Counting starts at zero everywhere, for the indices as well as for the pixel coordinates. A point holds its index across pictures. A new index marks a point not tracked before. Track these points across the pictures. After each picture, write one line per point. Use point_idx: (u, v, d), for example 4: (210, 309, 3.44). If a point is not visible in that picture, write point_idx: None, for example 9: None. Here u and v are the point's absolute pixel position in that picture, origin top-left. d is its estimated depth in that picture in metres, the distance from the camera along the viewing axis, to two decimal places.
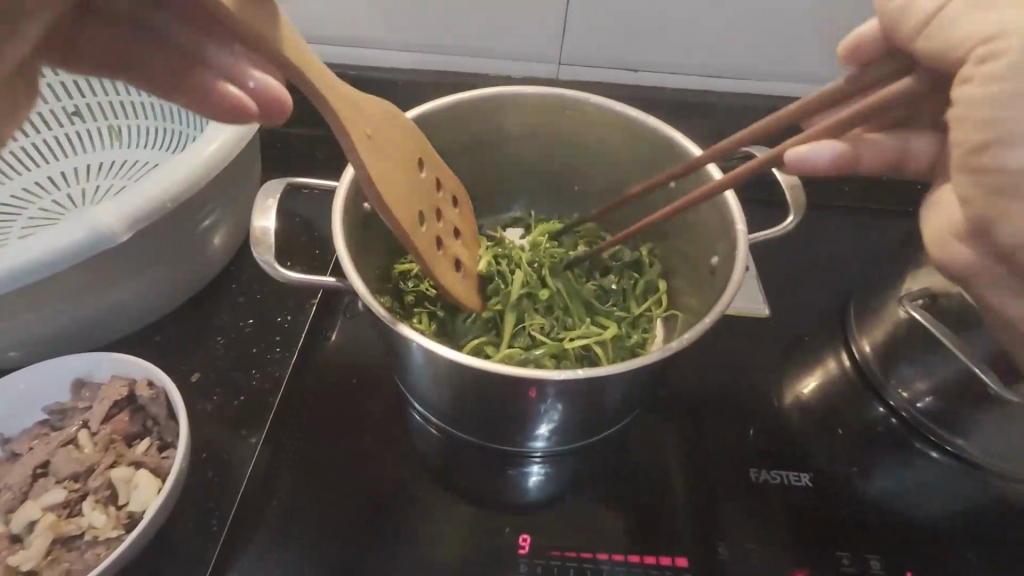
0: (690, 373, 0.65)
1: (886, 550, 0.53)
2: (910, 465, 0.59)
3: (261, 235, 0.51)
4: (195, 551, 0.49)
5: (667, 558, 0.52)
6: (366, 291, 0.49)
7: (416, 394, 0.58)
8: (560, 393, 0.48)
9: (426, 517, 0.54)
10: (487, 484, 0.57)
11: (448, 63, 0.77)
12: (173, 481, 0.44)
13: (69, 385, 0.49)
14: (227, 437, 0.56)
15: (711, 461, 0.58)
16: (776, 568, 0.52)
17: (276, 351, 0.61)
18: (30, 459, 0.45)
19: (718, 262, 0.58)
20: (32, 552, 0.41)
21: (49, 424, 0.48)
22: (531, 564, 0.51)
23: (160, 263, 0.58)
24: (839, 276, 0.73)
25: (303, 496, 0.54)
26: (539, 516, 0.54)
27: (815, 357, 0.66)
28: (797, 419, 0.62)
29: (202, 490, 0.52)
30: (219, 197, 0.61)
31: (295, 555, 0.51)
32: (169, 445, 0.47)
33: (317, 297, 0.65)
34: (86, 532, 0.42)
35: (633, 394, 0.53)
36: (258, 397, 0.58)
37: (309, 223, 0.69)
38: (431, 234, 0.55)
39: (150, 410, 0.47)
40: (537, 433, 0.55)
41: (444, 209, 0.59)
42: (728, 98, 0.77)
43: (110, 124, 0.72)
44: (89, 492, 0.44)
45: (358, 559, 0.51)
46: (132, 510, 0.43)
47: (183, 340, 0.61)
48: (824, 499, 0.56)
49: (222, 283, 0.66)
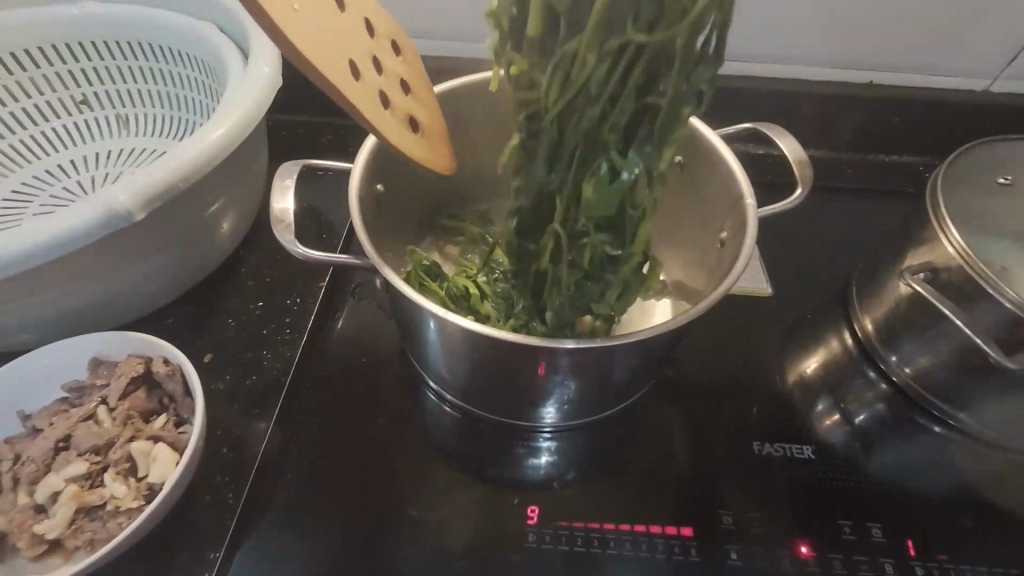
0: (694, 354, 0.66)
1: (889, 519, 0.54)
2: (912, 441, 0.60)
3: (280, 215, 0.52)
4: (210, 524, 0.50)
5: (672, 528, 0.53)
6: (383, 265, 0.50)
7: (429, 372, 0.59)
8: (572, 364, 0.49)
9: (437, 488, 0.55)
10: (497, 459, 0.58)
11: (450, 48, 0.77)
12: (191, 454, 0.45)
13: (87, 364, 0.51)
14: (239, 419, 0.56)
15: (715, 437, 0.59)
16: (781, 539, 0.52)
17: (286, 333, 0.62)
18: (50, 433, 0.46)
19: (726, 237, 0.59)
20: (56, 522, 0.42)
21: (67, 402, 0.49)
22: (539, 534, 0.52)
23: (170, 247, 0.59)
24: (840, 254, 0.74)
25: (318, 468, 0.56)
26: (547, 490, 0.56)
27: (819, 337, 0.67)
28: (800, 398, 0.62)
29: (217, 467, 0.53)
30: (228, 181, 0.62)
31: (310, 527, 0.52)
32: (187, 421, 0.48)
33: (326, 279, 0.66)
34: (108, 502, 0.43)
35: (641, 368, 0.54)
36: (269, 376, 0.59)
37: (316, 209, 0.70)
38: (377, 88, 0.47)
39: (166, 387, 0.48)
40: (549, 409, 0.56)
41: (380, 56, 0.49)
42: (731, 82, 0.77)
43: (118, 112, 0.74)
44: (109, 465, 0.45)
45: (370, 530, 0.52)
46: (152, 481, 0.44)
47: (193, 323, 0.63)
48: (825, 470, 0.57)
49: (231, 269, 0.67)
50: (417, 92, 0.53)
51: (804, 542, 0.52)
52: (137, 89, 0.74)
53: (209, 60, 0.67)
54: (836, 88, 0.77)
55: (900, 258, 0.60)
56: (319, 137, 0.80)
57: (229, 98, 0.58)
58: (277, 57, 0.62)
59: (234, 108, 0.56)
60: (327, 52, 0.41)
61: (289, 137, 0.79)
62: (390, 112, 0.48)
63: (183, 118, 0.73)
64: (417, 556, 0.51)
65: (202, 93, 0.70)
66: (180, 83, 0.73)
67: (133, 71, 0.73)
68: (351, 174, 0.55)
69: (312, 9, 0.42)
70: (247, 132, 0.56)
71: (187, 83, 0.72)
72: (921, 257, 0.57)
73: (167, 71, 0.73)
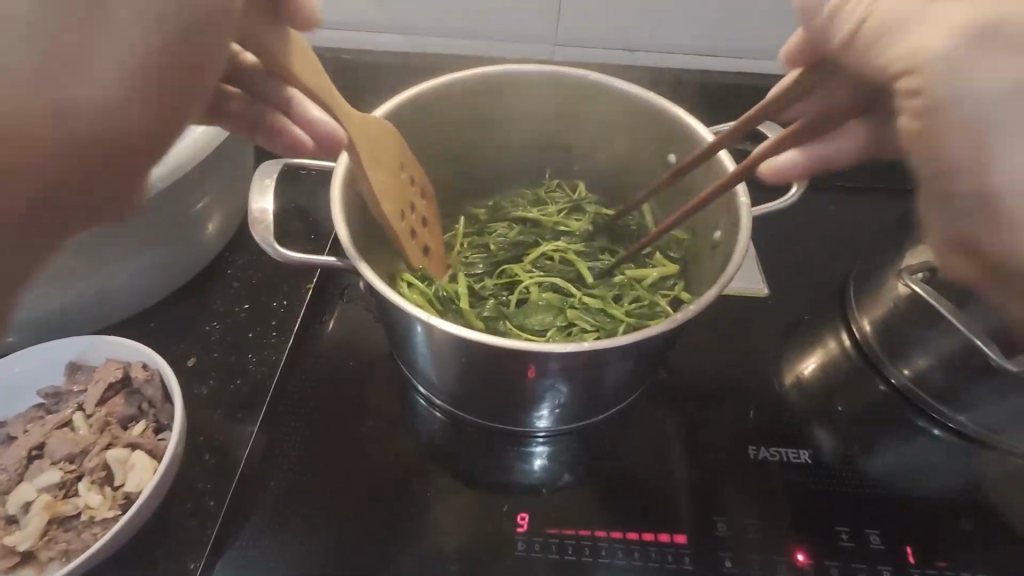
0: (690, 355, 0.65)
1: (888, 525, 0.53)
2: (912, 444, 0.58)
3: (259, 215, 0.51)
4: (190, 533, 0.49)
5: (666, 535, 0.52)
6: (368, 266, 0.49)
7: (418, 375, 0.58)
8: (561, 368, 0.47)
9: (426, 495, 0.54)
10: (487, 464, 0.57)
11: (441, 45, 0.76)
12: (169, 461, 0.44)
13: (64, 369, 0.49)
14: (222, 426, 0.55)
15: (710, 441, 0.58)
16: (777, 547, 0.51)
17: (271, 336, 0.61)
18: (24, 441, 0.45)
19: (721, 236, 0.57)
20: (28, 533, 0.41)
21: (43, 408, 0.48)
22: (529, 541, 0.51)
23: (151, 249, 0.58)
24: (838, 254, 0.72)
25: (304, 474, 0.54)
26: (538, 496, 0.54)
27: (817, 339, 0.66)
28: (797, 400, 0.61)
29: (200, 474, 0.52)
30: (212, 181, 0.60)
31: (294, 536, 0.51)
32: (166, 428, 0.47)
33: (314, 279, 0.65)
34: (83, 512, 0.42)
35: (634, 372, 0.53)
36: (253, 381, 0.58)
37: (303, 209, 0.69)
38: (409, 227, 0.59)
39: (145, 393, 0.47)
40: (540, 413, 0.55)
41: (417, 202, 0.61)
42: (726, 78, 0.76)
43: None
44: (84, 474, 0.44)
45: (355, 540, 0.51)
46: (128, 491, 0.43)
47: (176, 327, 0.61)
48: (822, 475, 0.56)
49: (216, 271, 0.66)
50: (435, 225, 0.65)
51: (802, 549, 0.51)
52: None
53: None
54: None
55: (900, 257, 0.59)
56: None
57: None
58: None
59: None
60: (392, 199, 0.56)
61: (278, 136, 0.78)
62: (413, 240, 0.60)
63: None
64: (403, 565, 0.50)
65: None
66: None
67: None
68: (335, 173, 0.53)
69: (384, 157, 0.55)
70: (229, 131, 0.54)
71: None
72: (921, 254, 0.56)
73: None
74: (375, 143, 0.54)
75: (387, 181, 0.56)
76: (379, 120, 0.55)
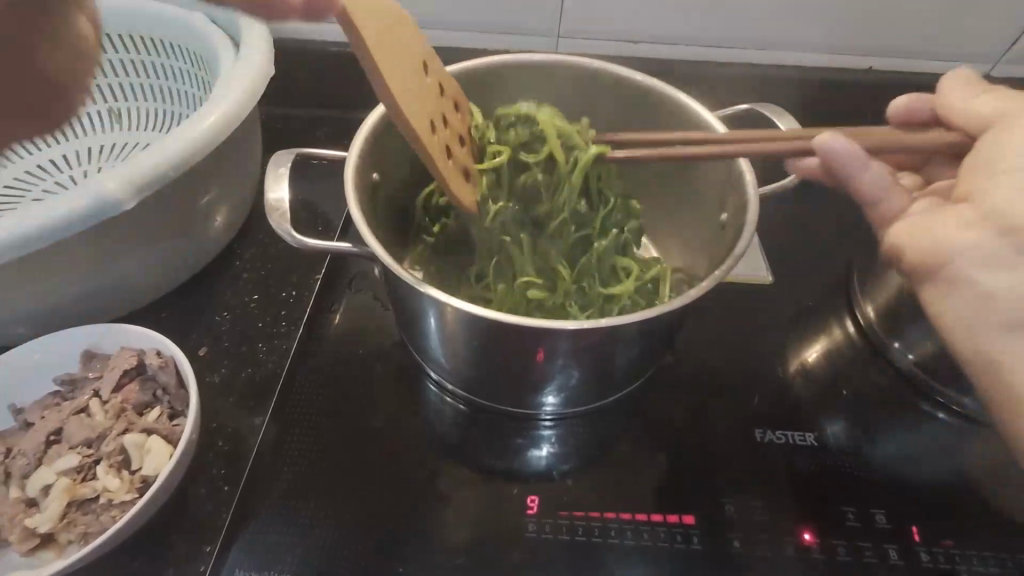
0: (699, 341, 0.65)
1: (893, 506, 0.53)
2: (917, 427, 0.59)
3: (275, 204, 0.51)
4: (206, 521, 0.50)
5: (674, 516, 0.52)
6: (383, 251, 0.49)
7: (428, 360, 0.59)
8: (572, 346, 0.48)
9: (435, 482, 0.55)
10: (497, 449, 0.57)
11: (445, 38, 0.77)
12: (184, 446, 0.44)
13: (79, 357, 0.50)
14: (235, 414, 0.56)
15: (717, 424, 0.59)
16: (785, 530, 0.51)
17: (281, 325, 0.61)
18: (41, 427, 0.46)
19: (727, 219, 0.58)
20: (48, 516, 0.42)
21: (58, 395, 0.49)
22: (540, 522, 0.52)
23: (162, 240, 0.58)
24: (841, 241, 0.73)
25: (315, 459, 0.55)
26: (548, 479, 0.55)
27: (822, 326, 0.66)
28: (801, 386, 0.62)
29: (213, 462, 0.53)
30: (221, 174, 0.61)
31: (307, 521, 0.51)
32: (181, 413, 0.47)
33: (321, 270, 0.66)
34: (102, 495, 0.43)
35: (643, 356, 0.53)
36: (265, 370, 0.58)
37: (311, 202, 0.69)
38: (442, 141, 0.52)
39: (159, 379, 0.48)
40: (549, 395, 0.55)
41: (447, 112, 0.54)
42: (729, 67, 0.76)
43: (108, 106, 0.73)
44: (102, 457, 0.44)
45: (366, 525, 0.51)
46: (145, 474, 0.44)
47: (189, 316, 0.62)
48: (827, 458, 0.56)
49: (226, 261, 0.66)
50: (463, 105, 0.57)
51: (808, 529, 0.52)
52: (128, 82, 0.73)
53: (199, 51, 0.66)
54: (835, 73, 0.76)
55: None
56: (313, 130, 0.79)
57: (221, 86, 0.57)
58: (268, 47, 0.61)
59: (227, 95, 0.56)
60: (408, 75, 0.47)
61: (285, 129, 0.78)
62: (448, 162, 0.53)
63: (176, 111, 0.72)
64: (416, 552, 0.50)
65: (194, 85, 0.70)
66: (170, 74, 0.72)
67: (120, 64, 0.72)
68: (348, 161, 0.53)
69: (396, 52, 0.47)
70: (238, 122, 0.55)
71: (178, 74, 0.71)
72: None
73: (156, 63, 0.72)
74: (387, 37, 0.46)
75: (404, 52, 0.48)
76: (397, 9, 0.48)
